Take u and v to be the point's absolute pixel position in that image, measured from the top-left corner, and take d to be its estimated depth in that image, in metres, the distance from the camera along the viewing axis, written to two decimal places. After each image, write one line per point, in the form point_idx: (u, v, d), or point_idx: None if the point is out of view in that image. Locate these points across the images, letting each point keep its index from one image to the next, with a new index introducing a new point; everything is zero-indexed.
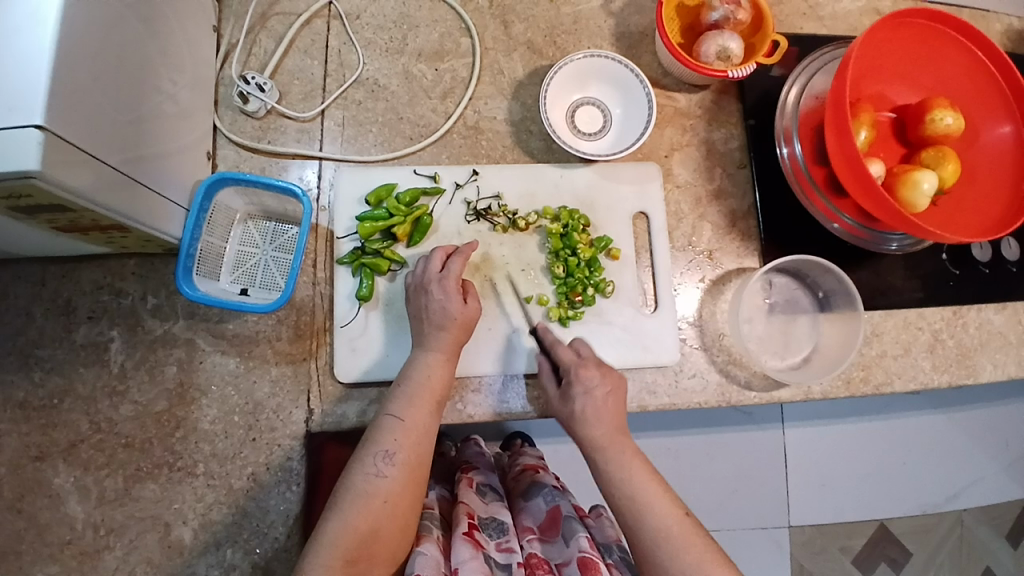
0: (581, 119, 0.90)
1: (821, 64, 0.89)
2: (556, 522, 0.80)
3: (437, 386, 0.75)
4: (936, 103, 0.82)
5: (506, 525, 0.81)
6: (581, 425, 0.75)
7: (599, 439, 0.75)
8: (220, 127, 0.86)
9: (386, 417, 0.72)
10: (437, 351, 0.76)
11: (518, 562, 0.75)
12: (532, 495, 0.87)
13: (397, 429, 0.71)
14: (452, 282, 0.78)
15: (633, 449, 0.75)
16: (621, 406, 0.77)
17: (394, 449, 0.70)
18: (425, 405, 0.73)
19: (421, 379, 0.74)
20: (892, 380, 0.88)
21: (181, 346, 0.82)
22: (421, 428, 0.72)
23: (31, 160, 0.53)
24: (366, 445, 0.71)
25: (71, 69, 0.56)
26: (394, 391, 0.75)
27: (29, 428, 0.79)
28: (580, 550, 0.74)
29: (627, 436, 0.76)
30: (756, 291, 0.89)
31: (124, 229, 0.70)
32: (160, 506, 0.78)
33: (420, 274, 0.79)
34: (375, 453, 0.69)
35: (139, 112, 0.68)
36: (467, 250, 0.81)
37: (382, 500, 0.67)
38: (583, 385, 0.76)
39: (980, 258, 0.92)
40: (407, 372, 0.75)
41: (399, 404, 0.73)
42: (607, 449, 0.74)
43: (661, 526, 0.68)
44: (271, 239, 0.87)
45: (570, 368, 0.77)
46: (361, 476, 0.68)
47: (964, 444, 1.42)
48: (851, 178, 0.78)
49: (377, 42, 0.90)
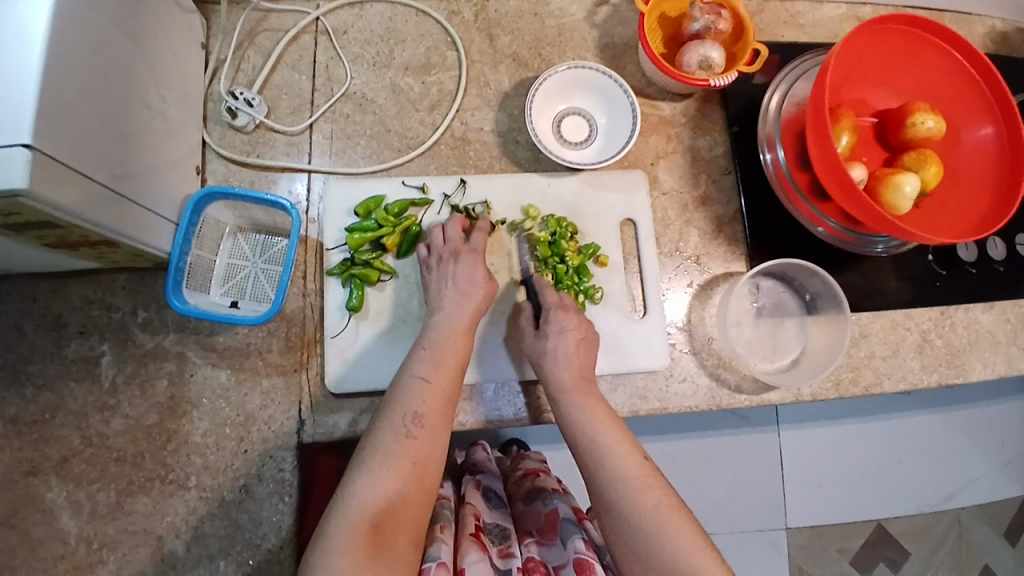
0: (567, 128, 0.92)
1: (800, 72, 0.90)
2: (555, 526, 0.79)
3: (460, 352, 0.76)
4: (916, 107, 0.83)
5: (509, 531, 0.83)
6: (548, 361, 0.77)
7: (563, 379, 0.76)
8: (210, 142, 0.87)
9: (411, 378, 0.72)
10: (457, 317, 0.77)
11: (517, 567, 0.76)
12: (532, 501, 0.87)
13: (424, 390, 0.71)
14: (479, 254, 0.81)
15: (594, 395, 0.77)
16: (591, 354, 0.80)
17: (422, 411, 0.70)
18: (450, 369, 0.74)
19: (446, 344, 0.75)
20: (882, 381, 0.89)
21: (172, 360, 0.82)
22: (446, 392, 0.73)
23: (19, 178, 0.53)
24: (392, 405, 0.71)
25: (57, 87, 0.57)
26: (417, 354, 0.75)
27: (21, 443, 0.79)
28: (577, 551, 0.74)
29: (590, 383, 0.78)
30: (743, 295, 0.90)
31: (112, 245, 0.71)
32: (152, 520, 0.78)
33: (444, 243, 0.82)
34: (403, 413, 0.69)
35: (127, 130, 0.69)
36: (484, 223, 0.84)
37: (412, 460, 0.67)
38: (558, 324, 0.79)
39: (966, 258, 0.93)
40: (429, 336, 0.76)
41: (424, 366, 0.73)
42: (572, 391, 0.76)
43: (620, 468, 0.69)
44: (260, 252, 0.87)
45: (551, 308, 0.80)
46: (390, 435, 0.68)
47: (961, 444, 1.42)
48: (833, 181, 0.80)
49: (365, 56, 0.92)
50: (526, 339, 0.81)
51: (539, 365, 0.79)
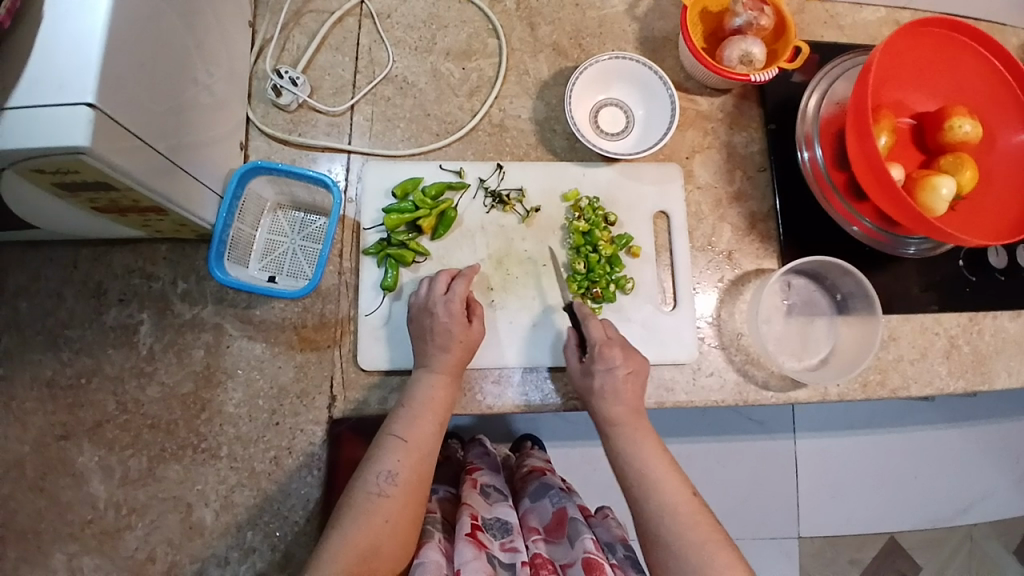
0: (604, 120, 0.92)
1: (840, 72, 0.91)
2: (562, 524, 0.80)
3: (440, 407, 0.76)
4: (954, 111, 0.83)
5: (511, 525, 0.81)
6: (597, 400, 0.78)
7: (614, 415, 0.77)
8: (253, 119, 0.88)
9: (389, 437, 0.73)
10: (439, 372, 0.77)
11: (523, 561, 0.75)
12: (539, 497, 0.87)
13: (399, 450, 0.72)
14: (457, 304, 0.79)
15: (646, 429, 0.77)
16: (641, 387, 0.80)
17: (395, 470, 0.71)
18: (428, 424, 0.75)
19: (423, 399, 0.76)
20: (908, 384, 0.89)
21: (209, 330, 0.83)
22: (423, 449, 0.73)
23: (81, 137, 0.55)
24: (368, 463, 0.72)
25: (120, 51, 0.58)
26: (397, 412, 0.76)
27: (55, 406, 0.81)
28: (585, 550, 0.73)
29: (642, 415, 0.78)
30: (775, 291, 0.90)
31: (161, 212, 0.72)
32: (182, 487, 0.80)
33: (424, 296, 0.80)
34: (378, 472, 0.71)
35: (181, 99, 0.71)
36: (471, 272, 0.82)
37: (385, 518, 0.68)
38: (606, 362, 0.78)
39: (995, 265, 0.93)
40: (411, 393, 0.77)
41: (402, 425, 0.74)
42: (624, 425, 0.77)
43: (667, 503, 0.70)
44: (299, 229, 0.89)
45: (595, 345, 0.79)
46: (363, 494, 0.69)
47: (975, 458, 1.41)
48: (871, 179, 0.80)
49: (406, 41, 0.93)
50: (574, 375, 0.81)
51: (588, 401, 0.80)
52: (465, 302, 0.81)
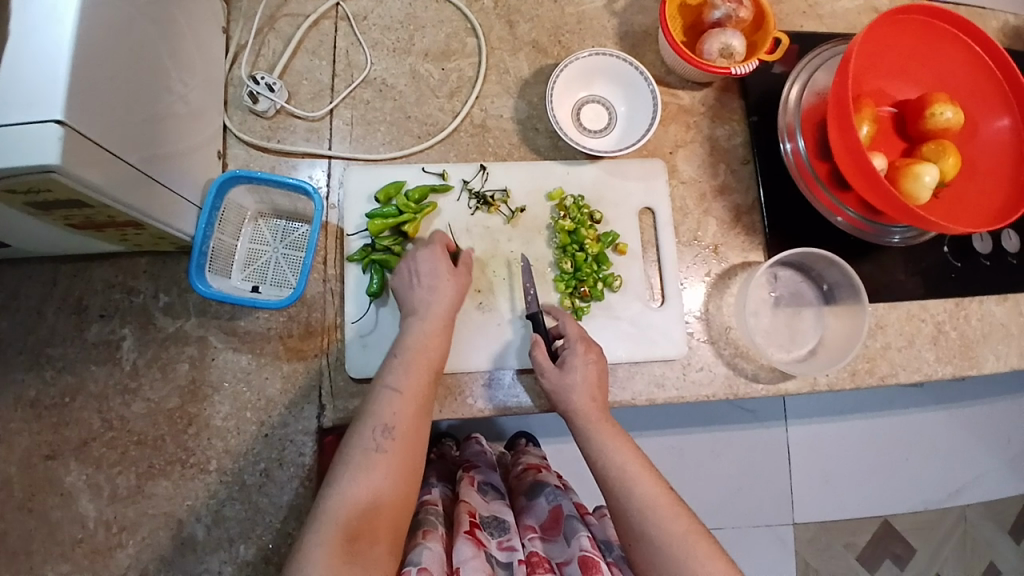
0: (586, 116, 0.92)
1: (820, 62, 0.91)
2: (558, 521, 0.80)
3: (433, 355, 0.76)
4: (936, 98, 0.83)
5: (508, 523, 0.81)
6: (568, 396, 0.76)
7: (583, 410, 0.76)
8: (230, 127, 0.86)
9: (383, 389, 0.72)
10: (429, 319, 0.77)
11: (519, 560, 0.75)
12: (535, 494, 0.86)
13: (394, 401, 0.71)
14: (439, 249, 0.80)
15: (613, 426, 0.76)
16: (603, 384, 0.79)
17: (392, 423, 0.70)
18: (422, 374, 0.74)
19: (416, 346, 0.75)
20: (897, 371, 0.89)
21: (193, 344, 0.82)
22: (419, 399, 0.72)
23: (51, 155, 0.54)
24: (364, 419, 0.71)
25: (90, 66, 0.57)
26: (390, 362, 0.75)
27: (40, 426, 0.79)
28: (581, 548, 0.73)
29: (605, 411, 0.77)
30: (762, 284, 0.91)
31: (139, 227, 0.71)
32: (172, 502, 0.79)
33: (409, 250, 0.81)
34: (374, 427, 0.69)
35: (155, 110, 0.69)
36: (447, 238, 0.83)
37: (383, 473, 0.67)
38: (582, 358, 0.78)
39: (981, 250, 0.94)
40: (402, 340, 0.76)
41: (396, 376, 0.73)
42: (597, 423, 0.76)
43: (648, 497, 0.70)
44: (281, 238, 0.88)
45: (573, 339, 0.79)
46: (361, 450, 0.68)
47: (964, 439, 1.43)
48: (853, 167, 0.80)
49: (384, 43, 0.92)
50: (546, 374, 0.77)
51: (556, 398, 0.77)
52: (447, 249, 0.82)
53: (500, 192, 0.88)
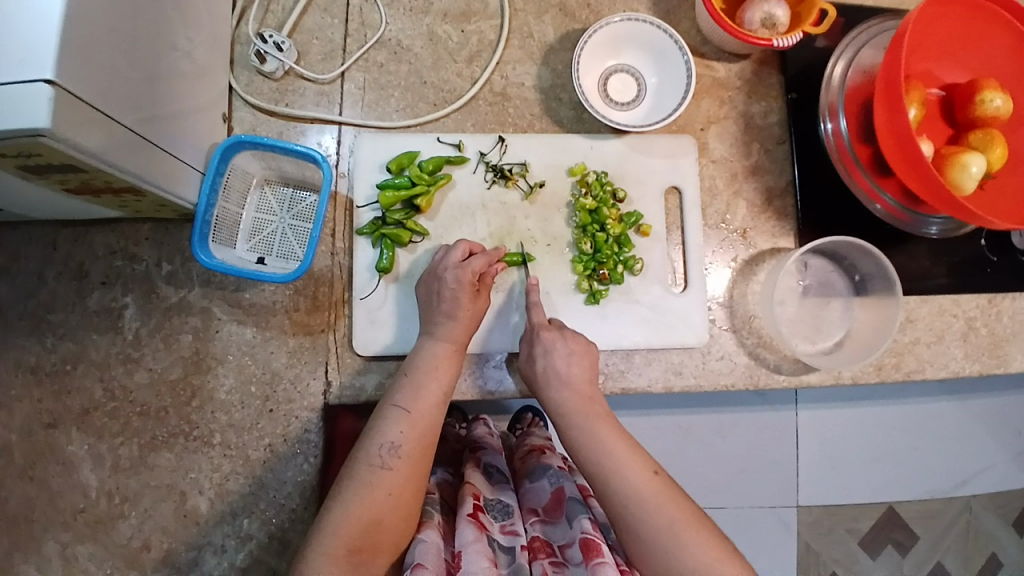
0: (614, 88, 0.86)
1: (868, 38, 0.84)
2: (559, 504, 0.76)
3: (443, 375, 0.73)
4: (987, 83, 0.77)
5: (511, 507, 0.79)
6: (542, 385, 0.75)
7: (563, 402, 0.74)
8: (237, 88, 0.82)
9: (392, 407, 0.70)
10: (445, 341, 0.74)
11: (522, 546, 0.73)
12: (538, 477, 0.82)
13: (403, 421, 0.69)
14: (467, 275, 0.75)
15: (599, 412, 0.74)
16: (592, 369, 0.76)
17: (399, 441, 0.68)
18: (434, 396, 0.71)
19: (427, 367, 0.73)
20: (924, 368, 0.85)
21: (196, 314, 0.80)
22: (428, 420, 0.71)
23: (42, 117, 0.50)
24: (370, 434, 0.69)
25: (85, 20, 0.52)
26: (401, 380, 0.73)
27: (41, 393, 0.78)
28: (583, 530, 0.71)
29: (594, 399, 0.75)
30: (790, 272, 0.86)
31: (138, 193, 0.68)
32: (175, 475, 0.77)
33: (438, 260, 0.77)
34: (380, 444, 0.68)
35: (156, 69, 0.65)
36: (494, 253, 0.78)
37: (388, 492, 0.66)
38: (545, 345, 0.76)
39: (1018, 245, 0.88)
40: (413, 360, 0.74)
41: (405, 395, 0.71)
42: (573, 413, 0.74)
43: (631, 488, 0.67)
44: (288, 207, 0.84)
45: (535, 328, 0.77)
46: (366, 467, 0.67)
47: (976, 431, 1.40)
48: (898, 153, 0.75)
49: (401, 1, 0.86)
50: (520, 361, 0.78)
51: (535, 387, 0.76)
52: (478, 277, 0.76)
53: (518, 166, 0.83)
